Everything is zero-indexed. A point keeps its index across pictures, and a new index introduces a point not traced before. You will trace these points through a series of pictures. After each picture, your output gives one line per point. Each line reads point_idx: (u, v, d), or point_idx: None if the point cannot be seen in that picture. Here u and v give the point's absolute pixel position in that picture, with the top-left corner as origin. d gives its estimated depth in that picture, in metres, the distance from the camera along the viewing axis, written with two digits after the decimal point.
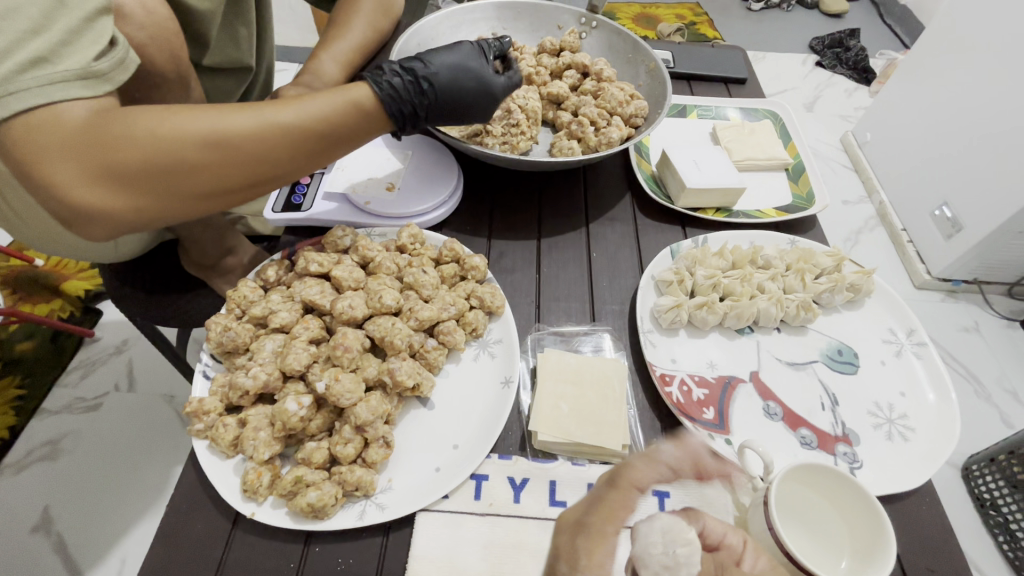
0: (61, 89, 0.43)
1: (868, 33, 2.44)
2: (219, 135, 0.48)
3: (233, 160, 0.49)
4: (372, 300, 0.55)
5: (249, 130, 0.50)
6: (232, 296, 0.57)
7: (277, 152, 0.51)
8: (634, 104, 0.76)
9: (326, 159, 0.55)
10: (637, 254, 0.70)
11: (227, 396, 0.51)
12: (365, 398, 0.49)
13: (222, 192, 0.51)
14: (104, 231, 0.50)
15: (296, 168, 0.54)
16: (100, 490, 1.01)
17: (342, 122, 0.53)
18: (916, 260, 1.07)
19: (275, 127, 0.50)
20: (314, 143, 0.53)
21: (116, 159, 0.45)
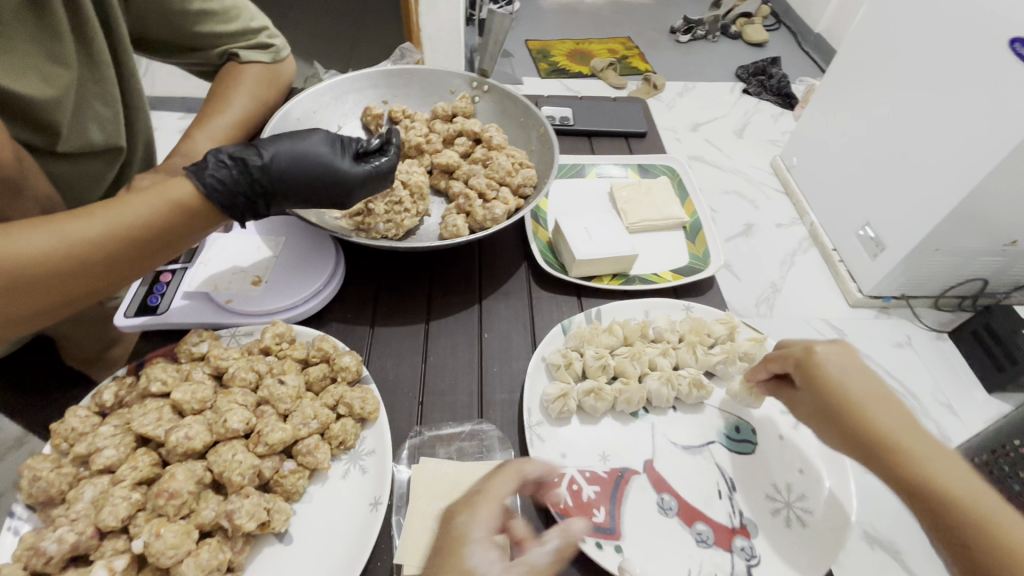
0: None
1: (789, 61, 2.56)
2: (11, 262, 0.42)
3: (33, 282, 0.44)
4: (214, 426, 0.49)
5: (50, 248, 0.44)
6: (56, 430, 0.50)
7: (90, 266, 0.47)
8: (522, 173, 0.74)
9: (154, 261, 0.51)
10: (531, 332, 0.67)
11: (31, 562, 0.43)
12: (195, 550, 0.43)
13: (27, 313, 0.46)
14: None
15: (120, 276, 0.50)
16: None
17: (166, 225, 0.50)
18: (848, 278, 1.05)
19: (84, 242, 0.46)
20: (137, 251, 0.49)
21: None
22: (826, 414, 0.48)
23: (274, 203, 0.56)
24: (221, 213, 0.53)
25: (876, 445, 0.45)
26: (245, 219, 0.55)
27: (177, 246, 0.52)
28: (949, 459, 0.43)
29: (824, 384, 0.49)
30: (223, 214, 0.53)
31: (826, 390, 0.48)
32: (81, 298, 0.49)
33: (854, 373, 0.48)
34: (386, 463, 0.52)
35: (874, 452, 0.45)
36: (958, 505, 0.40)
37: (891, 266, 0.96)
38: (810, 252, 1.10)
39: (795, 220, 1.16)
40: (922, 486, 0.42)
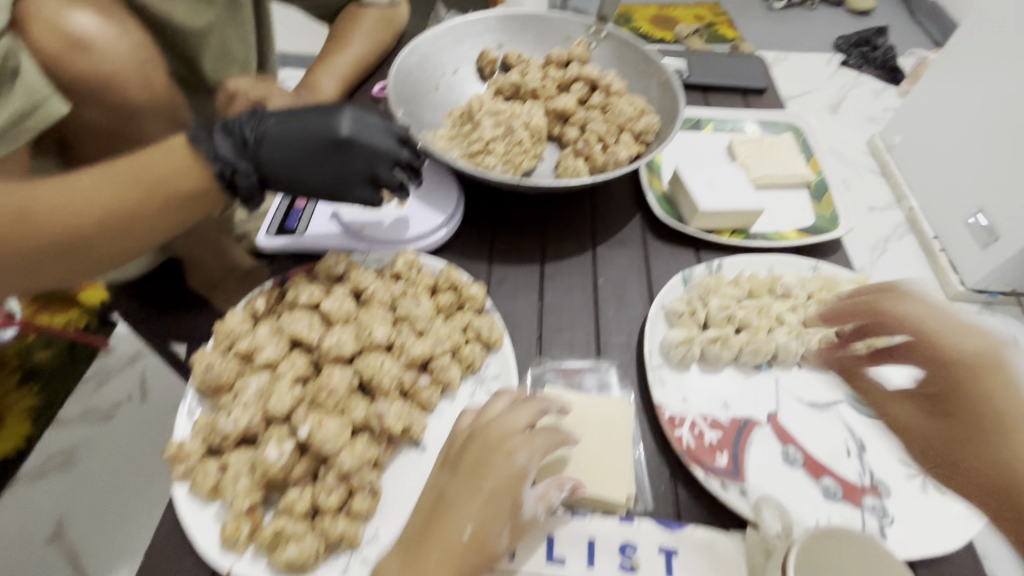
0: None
1: (896, 30, 2.33)
2: (24, 204, 0.44)
3: (31, 232, 0.45)
4: (361, 336, 0.52)
5: (53, 197, 0.46)
6: (220, 328, 0.55)
7: (88, 217, 0.47)
8: (645, 120, 0.72)
9: (155, 223, 0.50)
10: (647, 280, 0.66)
11: (208, 438, 0.48)
12: (351, 443, 0.47)
13: (33, 270, 0.47)
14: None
15: (121, 238, 0.49)
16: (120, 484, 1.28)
17: (162, 177, 0.49)
18: (949, 270, 0.96)
19: (89, 194, 0.47)
20: (130, 200, 0.48)
21: None
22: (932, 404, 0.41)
23: (272, 169, 0.53)
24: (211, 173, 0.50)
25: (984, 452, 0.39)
26: (235, 182, 0.51)
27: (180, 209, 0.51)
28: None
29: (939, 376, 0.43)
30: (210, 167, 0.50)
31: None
32: (95, 266, 0.50)
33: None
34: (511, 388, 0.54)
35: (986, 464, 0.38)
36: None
37: (1002, 259, 0.90)
38: (904, 238, 1.01)
39: (891, 205, 1.05)
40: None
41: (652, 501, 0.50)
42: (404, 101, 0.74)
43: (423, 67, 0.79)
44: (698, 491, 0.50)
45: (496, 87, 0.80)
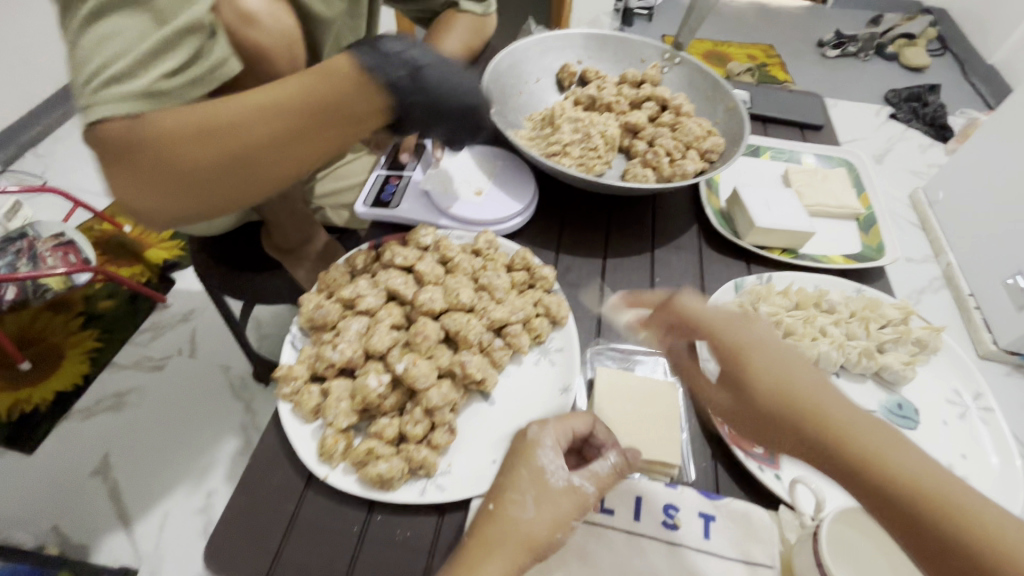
0: (122, 104, 0.47)
1: (949, 89, 2.36)
2: (210, 119, 0.49)
3: (218, 143, 0.49)
4: (449, 296, 0.60)
5: (232, 109, 0.49)
6: (323, 278, 0.62)
7: (256, 131, 0.50)
8: (711, 140, 0.79)
9: (316, 136, 0.52)
10: (700, 284, 0.72)
11: (313, 366, 0.56)
12: (437, 384, 0.54)
13: (216, 181, 0.51)
14: (156, 224, 0.55)
15: (288, 148, 0.52)
16: (165, 430, 1.37)
17: (318, 90, 0.51)
18: (984, 329, 1.12)
19: (262, 106, 0.50)
20: (298, 115, 0.51)
21: (143, 155, 0.48)
22: (799, 432, 0.40)
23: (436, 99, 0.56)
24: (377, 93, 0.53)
25: (878, 474, 0.36)
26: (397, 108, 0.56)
27: (338, 124, 0.53)
28: (986, 499, 0.35)
29: (760, 385, 0.42)
30: (374, 85, 0.53)
31: (807, 405, 0.40)
32: (262, 181, 0.53)
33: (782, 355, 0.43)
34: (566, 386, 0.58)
35: (878, 485, 0.37)
36: (987, 546, 0.33)
37: None
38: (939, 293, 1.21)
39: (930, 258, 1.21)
40: (932, 520, 0.34)
41: (695, 474, 0.55)
42: (494, 101, 0.83)
43: (512, 72, 0.87)
44: (737, 472, 0.55)
45: (574, 97, 0.88)
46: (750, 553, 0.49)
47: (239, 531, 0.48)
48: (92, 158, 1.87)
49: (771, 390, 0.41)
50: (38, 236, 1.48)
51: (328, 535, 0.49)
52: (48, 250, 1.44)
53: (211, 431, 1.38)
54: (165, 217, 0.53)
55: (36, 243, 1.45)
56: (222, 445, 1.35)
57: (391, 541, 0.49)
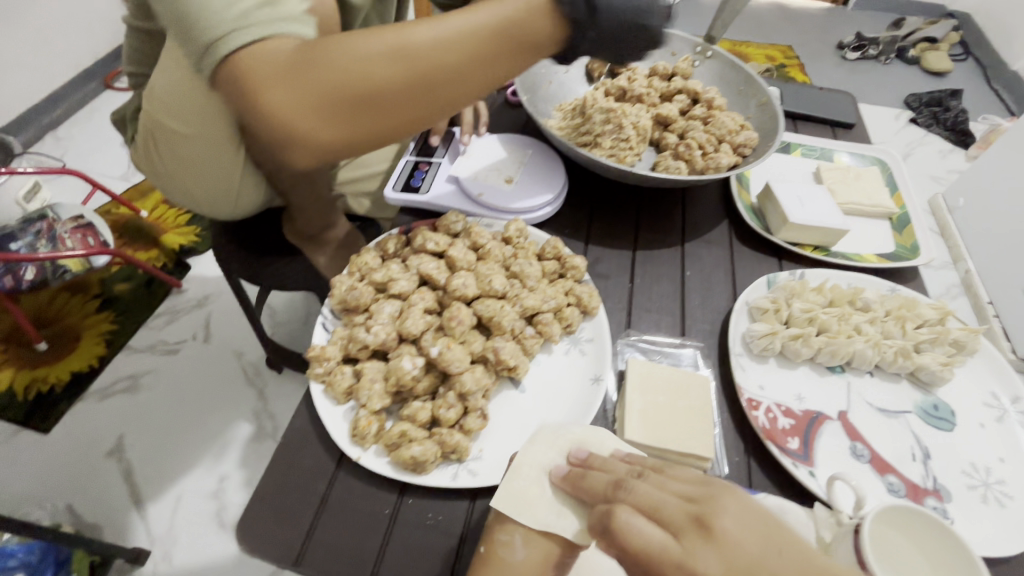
0: (281, 27, 0.48)
1: (971, 95, 2.33)
2: (397, 48, 0.47)
3: (403, 73, 0.48)
4: (482, 282, 0.60)
5: (422, 37, 0.48)
6: (355, 261, 0.62)
7: (439, 63, 0.48)
8: (744, 134, 0.79)
9: (491, 70, 0.50)
10: (731, 279, 0.71)
11: (346, 347, 0.55)
12: (471, 369, 0.53)
13: (383, 106, 0.49)
14: (296, 156, 0.53)
15: (470, 81, 0.50)
16: (178, 414, 1.38)
17: (501, 21, 0.48)
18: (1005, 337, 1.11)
19: (451, 35, 0.48)
20: (483, 46, 0.48)
21: (319, 82, 0.47)
22: None
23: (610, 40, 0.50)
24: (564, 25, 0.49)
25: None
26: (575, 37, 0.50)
27: (516, 60, 0.51)
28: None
29: None
30: (563, 15, 0.49)
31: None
32: (429, 114, 0.52)
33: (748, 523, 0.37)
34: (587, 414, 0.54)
35: None
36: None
37: None
38: None
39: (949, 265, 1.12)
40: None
41: (728, 468, 0.55)
42: (525, 90, 0.83)
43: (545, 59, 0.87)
44: (770, 467, 0.55)
45: (604, 88, 0.87)
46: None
47: (271, 511, 0.48)
48: (111, 142, 1.87)
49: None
50: (57, 217, 1.48)
51: (359, 517, 0.48)
52: (67, 231, 1.45)
53: (225, 416, 1.38)
54: (310, 145, 0.52)
55: (56, 224, 1.46)
56: (235, 430, 1.35)
57: (422, 524, 0.48)
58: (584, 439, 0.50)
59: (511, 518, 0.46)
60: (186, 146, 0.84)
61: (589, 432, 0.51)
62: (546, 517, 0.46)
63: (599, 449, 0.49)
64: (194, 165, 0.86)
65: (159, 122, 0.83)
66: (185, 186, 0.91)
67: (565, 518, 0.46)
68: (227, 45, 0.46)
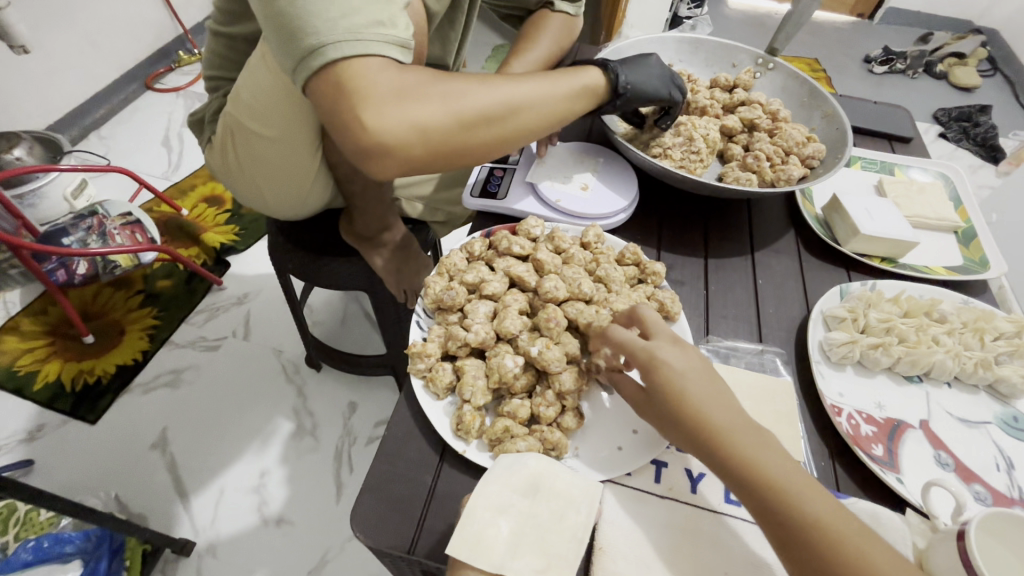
0: (385, 49, 0.52)
1: (999, 110, 2.33)
2: (492, 88, 0.58)
3: (495, 106, 0.58)
4: (571, 285, 0.62)
5: (510, 84, 0.60)
6: (445, 262, 0.64)
7: (522, 105, 0.60)
8: (813, 146, 0.80)
9: (555, 118, 0.64)
10: (803, 288, 0.73)
11: (445, 345, 0.57)
12: (568, 368, 0.55)
13: (476, 128, 0.57)
14: (377, 166, 0.56)
15: (539, 122, 0.63)
16: (219, 408, 1.40)
17: (565, 85, 0.65)
18: None
19: (529, 86, 0.61)
20: (553, 98, 0.63)
21: (426, 100, 0.54)
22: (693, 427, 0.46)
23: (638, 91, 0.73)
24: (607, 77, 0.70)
25: (717, 454, 0.45)
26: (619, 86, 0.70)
27: (570, 115, 0.66)
28: (863, 529, 0.40)
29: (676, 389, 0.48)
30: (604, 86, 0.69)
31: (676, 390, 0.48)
32: (500, 147, 0.61)
33: (699, 378, 0.48)
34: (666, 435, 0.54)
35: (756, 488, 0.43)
36: (820, 533, 0.40)
37: None
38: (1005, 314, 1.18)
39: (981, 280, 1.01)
40: (801, 523, 0.41)
41: (816, 472, 0.56)
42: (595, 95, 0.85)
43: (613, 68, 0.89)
44: (856, 473, 0.56)
45: None
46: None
47: (378, 501, 0.50)
48: (154, 141, 1.92)
49: (659, 384, 0.48)
50: (107, 214, 1.51)
51: (464, 508, 0.50)
52: (116, 228, 1.48)
53: (267, 412, 1.40)
54: (398, 159, 0.55)
55: (106, 221, 1.49)
56: (278, 425, 1.38)
57: None
58: (539, 476, 0.48)
59: (468, 563, 0.43)
60: (265, 147, 0.87)
61: (545, 467, 0.49)
62: (502, 560, 0.44)
63: (554, 485, 0.48)
64: (274, 164, 0.89)
65: (242, 123, 0.85)
66: (254, 182, 0.94)
67: (519, 558, 0.44)
68: (336, 51, 0.50)
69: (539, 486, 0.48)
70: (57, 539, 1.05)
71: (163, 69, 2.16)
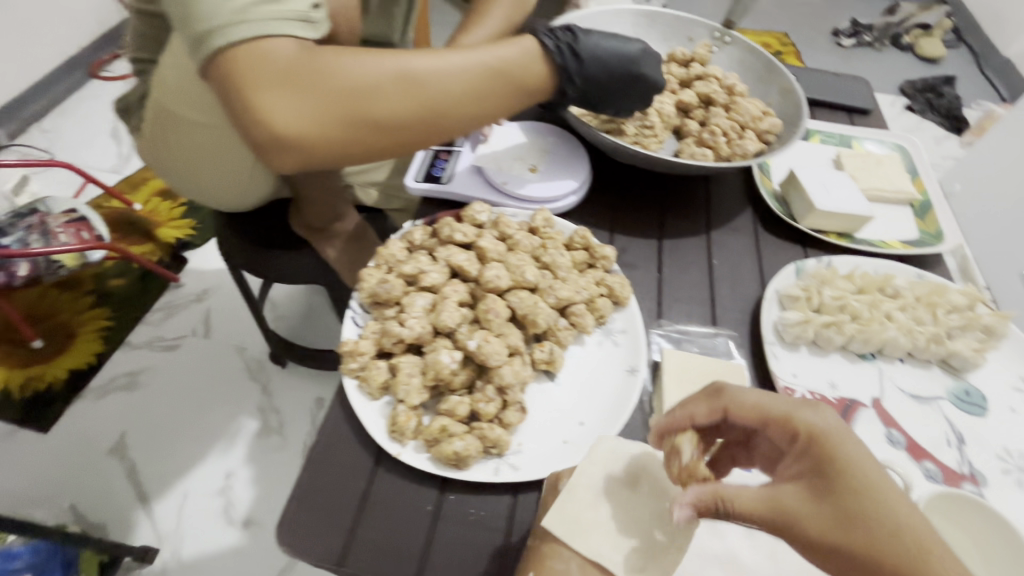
0: (282, 26, 0.50)
1: (963, 81, 2.34)
2: (405, 72, 0.53)
3: (404, 93, 0.53)
4: (515, 274, 0.58)
5: (427, 66, 0.54)
6: (382, 252, 0.60)
7: (441, 90, 0.54)
8: (768, 121, 0.78)
9: (487, 102, 0.58)
10: (758, 267, 0.71)
11: (379, 342, 0.54)
12: (510, 361, 0.53)
13: (385, 130, 0.54)
14: (282, 161, 0.54)
15: (466, 108, 0.57)
16: (178, 409, 1.35)
17: (498, 61, 0.57)
18: None
19: (452, 66, 0.55)
20: (480, 78, 0.56)
21: (321, 89, 0.51)
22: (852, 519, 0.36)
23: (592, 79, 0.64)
24: (555, 71, 0.61)
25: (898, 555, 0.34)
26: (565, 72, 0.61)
27: (509, 95, 0.59)
28: None
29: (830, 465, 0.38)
30: (554, 63, 0.61)
31: (837, 467, 0.38)
32: (421, 136, 0.57)
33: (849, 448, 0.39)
34: (612, 427, 0.52)
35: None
36: None
37: None
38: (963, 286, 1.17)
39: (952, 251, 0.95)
40: None
41: None
42: None
43: None
44: None
45: None
46: (779, 556, 0.48)
47: (308, 510, 0.47)
48: (100, 132, 1.82)
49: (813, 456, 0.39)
50: (49, 211, 1.42)
51: (401, 514, 0.47)
52: (60, 225, 1.38)
53: (229, 411, 1.35)
54: (299, 153, 0.53)
55: (48, 219, 1.40)
56: (241, 424, 1.33)
57: (465, 520, 0.48)
58: (642, 465, 0.48)
59: (566, 542, 0.44)
60: (196, 134, 0.80)
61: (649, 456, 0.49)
62: (599, 544, 0.45)
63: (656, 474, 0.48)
64: (208, 152, 0.82)
65: (168, 110, 0.78)
66: (191, 173, 0.87)
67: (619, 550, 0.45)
68: (225, 35, 0.48)
69: (639, 476, 0.48)
70: (4, 555, 0.99)
71: (107, 54, 2.03)
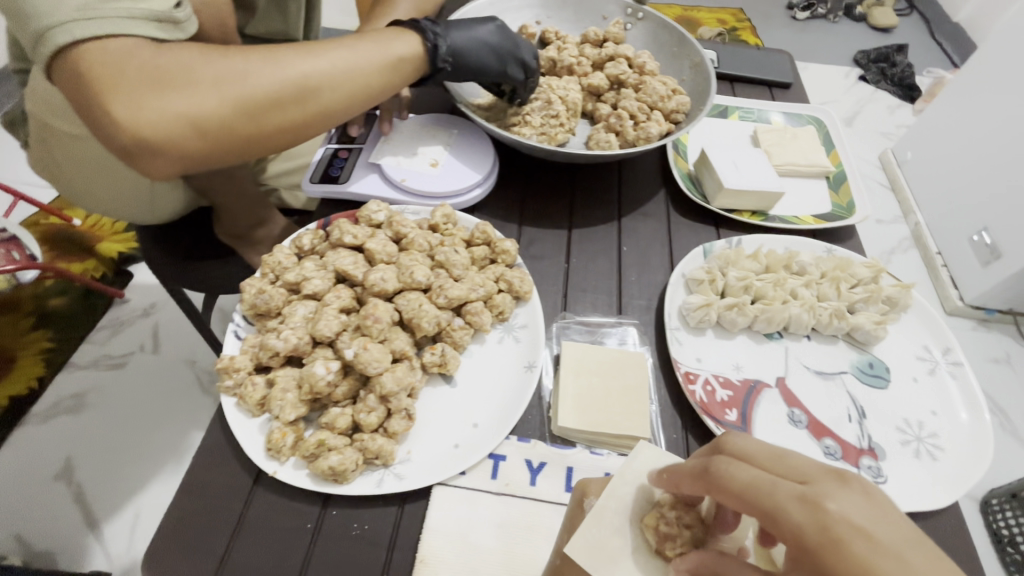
0: (129, 25, 0.46)
1: (916, 49, 2.35)
2: (277, 63, 0.52)
3: (281, 83, 0.52)
4: (403, 275, 0.57)
5: (301, 55, 0.53)
6: (266, 261, 0.58)
7: (320, 78, 0.54)
8: (676, 100, 0.76)
9: (371, 88, 0.57)
10: (668, 251, 0.70)
11: (257, 356, 0.52)
12: (392, 368, 0.51)
13: (265, 123, 0.52)
14: (152, 167, 0.50)
15: (349, 95, 0.56)
16: (126, 428, 1.29)
17: (375, 47, 0.57)
18: (950, 285, 1.11)
19: (328, 54, 0.55)
20: (359, 64, 0.56)
21: (187, 84, 0.48)
22: None
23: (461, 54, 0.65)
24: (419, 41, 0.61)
25: None
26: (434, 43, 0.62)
27: (391, 80, 0.59)
28: None
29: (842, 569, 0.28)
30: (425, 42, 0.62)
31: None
32: (304, 128, 0.55)
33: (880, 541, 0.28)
34: (502, 428, 0.51)
35: None
36: None
37: (999, 277, 1.03)
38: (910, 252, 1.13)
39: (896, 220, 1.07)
40: None
41: (665, 444, 0.53)
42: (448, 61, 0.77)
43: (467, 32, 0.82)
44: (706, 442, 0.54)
45: None
46: None
47: (182, 538, 0.45)
48: None
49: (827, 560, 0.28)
50: None
51: (279, 534, 0.45)
52: None
53: (179, 428, 1.30)
54: (172, 156, 0.50)
55: None
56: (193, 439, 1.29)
57: (348, 535, 0.46)
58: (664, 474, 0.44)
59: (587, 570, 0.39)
60: (82, 147, 0.76)
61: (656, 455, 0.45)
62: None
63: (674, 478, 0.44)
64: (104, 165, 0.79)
65: (49, 124, 0.75)
66: (95, 190, 0.82)
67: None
68: (63, 33, 0.44)
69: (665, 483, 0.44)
70: None
71: None
